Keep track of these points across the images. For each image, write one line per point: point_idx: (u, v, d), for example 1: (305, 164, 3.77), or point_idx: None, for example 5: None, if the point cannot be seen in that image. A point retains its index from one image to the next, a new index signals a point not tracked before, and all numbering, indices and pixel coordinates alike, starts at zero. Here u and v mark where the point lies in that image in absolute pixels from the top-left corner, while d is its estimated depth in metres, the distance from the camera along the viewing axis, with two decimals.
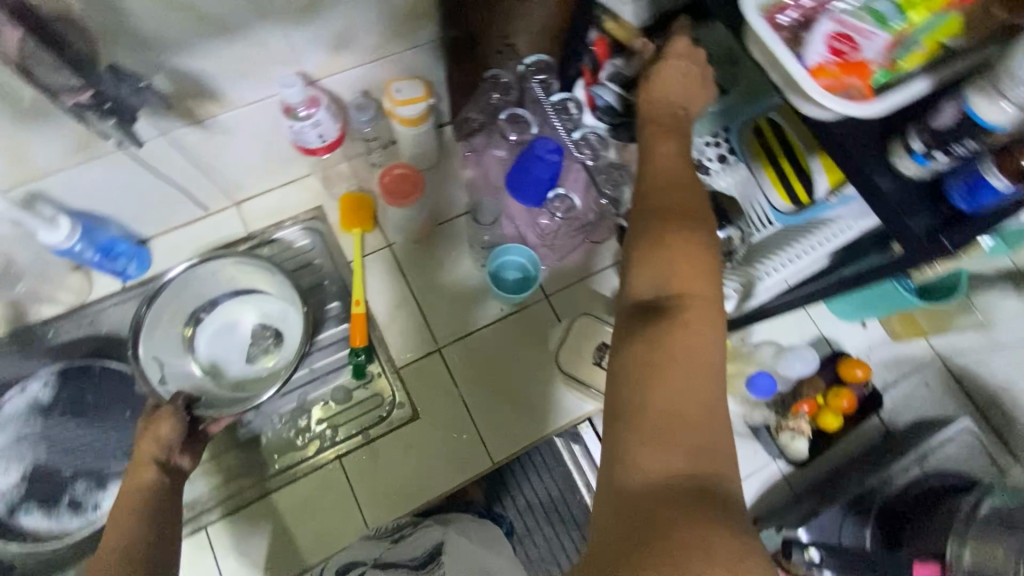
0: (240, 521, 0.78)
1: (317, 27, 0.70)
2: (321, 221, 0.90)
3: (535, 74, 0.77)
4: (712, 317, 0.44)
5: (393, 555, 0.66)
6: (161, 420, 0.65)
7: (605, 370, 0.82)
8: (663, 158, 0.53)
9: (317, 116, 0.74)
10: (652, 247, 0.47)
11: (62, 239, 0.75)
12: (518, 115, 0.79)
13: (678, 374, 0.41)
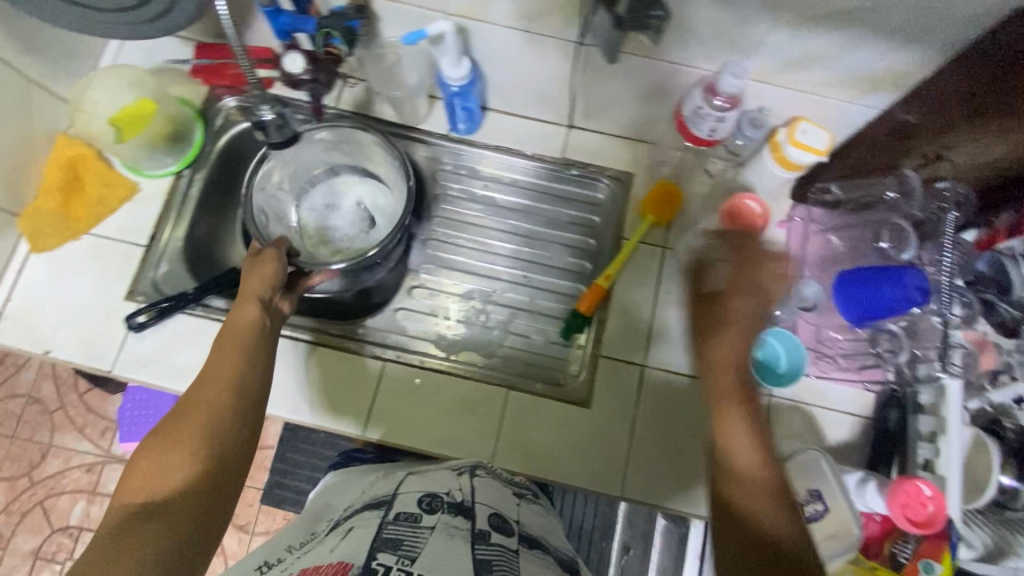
0: (389, 378, 0.81)
1: (820, 51, 0.62)
2: (626, 185, 0.87)
3: (937, 182, 0.68)
4: (734, 440, 0.53)
5: (422, 489, 0.62)
6: (267, 263, 0.67)
7: (804, 522, 0.66)
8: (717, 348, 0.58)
9: (729, 115, 0.66)
10: (719, 415, 0.55)
11: (453, 75, 0.75)
12: (903, 232, 0.70)
13: (753, 495, 0.50)
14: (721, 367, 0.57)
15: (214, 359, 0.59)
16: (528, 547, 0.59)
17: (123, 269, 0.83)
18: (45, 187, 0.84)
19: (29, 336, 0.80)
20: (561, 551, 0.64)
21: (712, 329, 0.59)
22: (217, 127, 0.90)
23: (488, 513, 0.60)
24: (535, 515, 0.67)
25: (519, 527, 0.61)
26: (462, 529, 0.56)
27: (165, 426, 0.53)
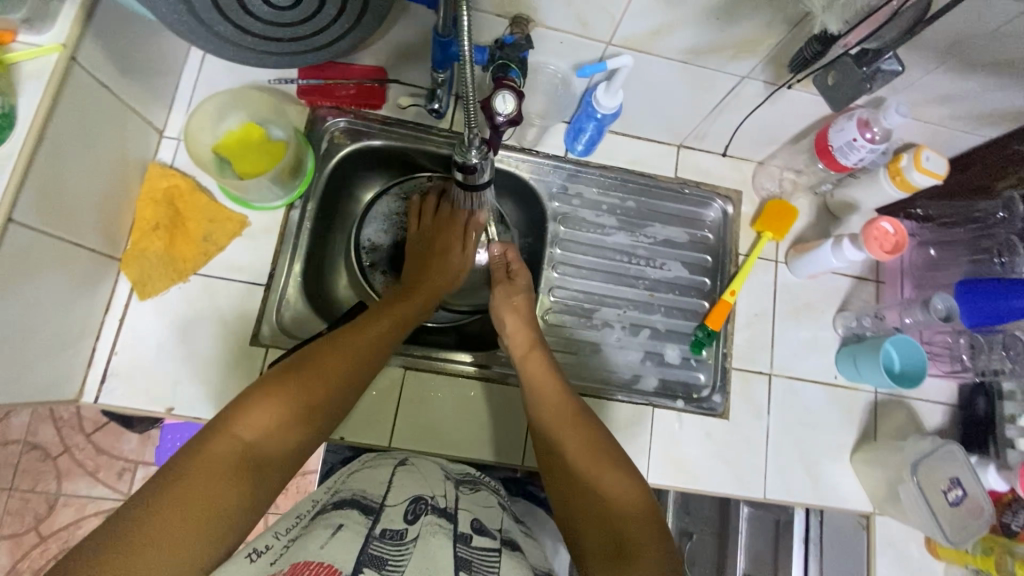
0: None
1: (965, 90, 0.69)
2: (735, 205, 0.92)
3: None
4: (649, 546, 0.59)
5: (413, 491, 0.59)
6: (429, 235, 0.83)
7: (950, 506, 0.76)
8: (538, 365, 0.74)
9: (877, 147, 0.72)
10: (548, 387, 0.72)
11: (610, 102, 0.75)
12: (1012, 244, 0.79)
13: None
14: (598, 463, 0.65)
15: (317, 357, 0.65)
16: (502, 546, 0.58)
17: (244, 310, 0.77)
18: (144, 225, 0.75)
19: (144, 390, 0.73)
20: (538, 565, 0.61)
21: (570, 445, 0.67)
22: (323, 150, 0.84)
23: (469, 519, 0.59)
24: (517, 533, 0.65)
25: (499, 534, 0.60)
26: (445, 527, 0.54)
27: (255, 394, 0.60)
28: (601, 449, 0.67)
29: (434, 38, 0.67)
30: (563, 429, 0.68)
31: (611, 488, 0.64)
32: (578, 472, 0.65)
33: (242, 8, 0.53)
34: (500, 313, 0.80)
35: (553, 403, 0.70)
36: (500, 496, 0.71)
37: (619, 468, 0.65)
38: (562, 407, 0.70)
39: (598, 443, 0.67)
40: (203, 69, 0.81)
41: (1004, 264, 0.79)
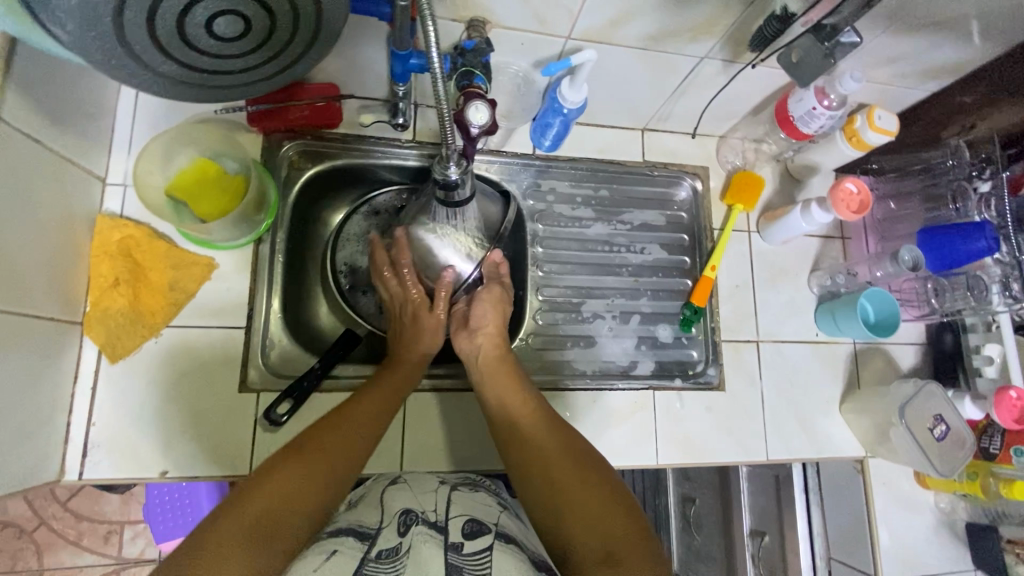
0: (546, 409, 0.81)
1: (909, 48, 0.72)
2: (704, 181, 0.93)
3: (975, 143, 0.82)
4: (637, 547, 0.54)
5: (402, 508, 0.57)
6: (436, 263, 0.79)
7: (936, 441, 0.81)
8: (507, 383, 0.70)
9: (835, 113, 0.75)
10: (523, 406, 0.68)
11: (576, 98, 0.75)
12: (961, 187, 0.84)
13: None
14: (578, 465, 0.61)
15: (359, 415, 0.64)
16: (498, 540, 0.54)
17: (227, 357, 0.73)
18: (102, 282, 0.70)
19: (132, 458, 0.68)
20: (539, 554, 0.57)
21: (546, 452, 0.63)
22: (284, 177, 0.80)
23: (461, 522, 0.56)
24: (516, 523, 0.62)
25: (494, 529, 0.56)
26: (436, 539, 0.52)
27: (305, 443, 0.58)
28: (580, 452, 0.63)
29: (391, 52, 0.65)
30: (539, 436, 0.65)
31: (595, 491, 0.59)
32: (552, 479, 0.60)
33: (185, 42, 0.48)
34: (479, 310, 0.76)
35: (528, 410, 0.67)
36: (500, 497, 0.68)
37: (600, 469, 0.61)
38: (535, 414, 0.67)
39: (576, 447, 0.64)
40: (139, 105, 0.75)
41: (958, 210, 0.84)
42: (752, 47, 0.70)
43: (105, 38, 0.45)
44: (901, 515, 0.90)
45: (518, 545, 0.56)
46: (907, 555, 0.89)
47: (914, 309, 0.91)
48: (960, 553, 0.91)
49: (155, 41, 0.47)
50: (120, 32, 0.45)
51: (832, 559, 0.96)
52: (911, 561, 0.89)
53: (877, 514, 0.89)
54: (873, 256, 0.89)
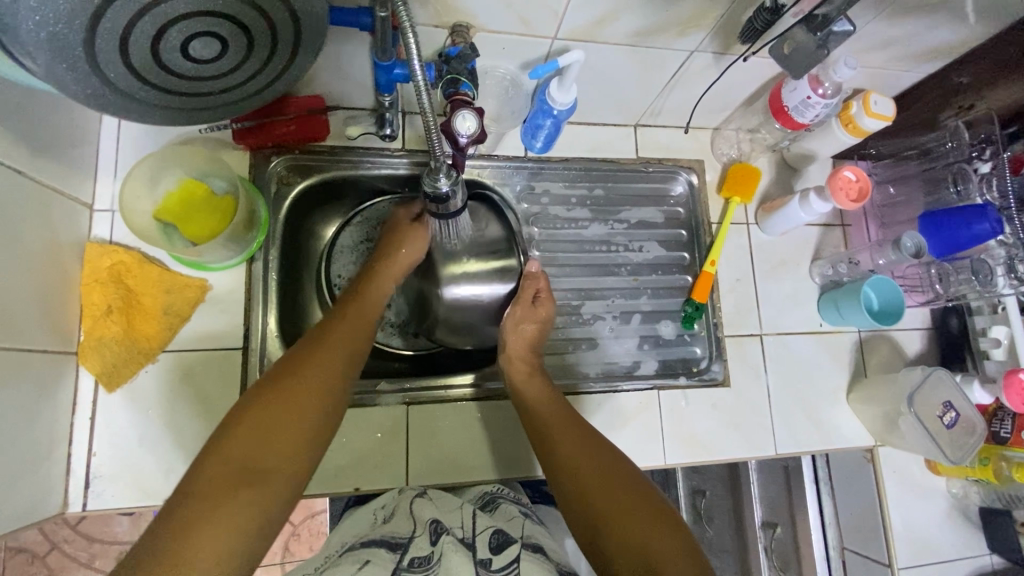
0: None
1: (902, 31, 0.70)
2: (700, 175, 0.92)
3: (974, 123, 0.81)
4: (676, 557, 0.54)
5: (430, 517, 0.58)
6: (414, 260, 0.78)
7: (946, 428, 0.80)
8: (540, 399, 0.70)
9: (833, 101, 0.73)
10: (559, 422, 0.68)
11: (565, 99, 0.73)
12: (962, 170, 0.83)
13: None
14: (615, 478, 0.62)
15: (329, 349, 0.63)
16: (524, 552, 0.56)
17: (225, 380, 0.72)
18: (95, 310, 0.69)
19: (135, 488, 0.68)
20: (563, 564, 0.58)
21: (587, 466, 0.63)
22: (274, 193, 0.79)
23: (487, 536, 0.57)
24: (540, 533, 0.63)
25: (519, 540, 0.58)
26: (464, 551, 0.53)
27: (274, 383, 0.58)
28: (616, 465, 0.63)
29: (374, 63, 0.64)
30: (578, 449, 0.65)
31: (635, 507, 0.59)
32: (590, 495, 0.61)
33: (162, 68, 0.47)
34: (508, 333, 0.77)
35: (564, 422, 0.68)
36: (524, 509, 0.69)
37: (636, 480, 0.62)
38: (574, 428, 0.67)
39: (614, 460, 0.64)
40: (123, 128, 0.74)
41: (959, 192, 0.83)
42: (741, 39, 0.69)
43: (78, 69, 0.44)
44: (911, 502, 0.90)
45: (545, 554, 0.58)
46: (921, 541, 0.88)
47: (918, 296, 0.90)
48: (974, 536, 0.90)
49: (130, 67, 0.46)
50: (93, 62, 0.44)
51: (846, 549, 0.96)
52: (925, 549, 0.88)
53: (889, 503, 0.89)
54: (875, 244, 0.87)
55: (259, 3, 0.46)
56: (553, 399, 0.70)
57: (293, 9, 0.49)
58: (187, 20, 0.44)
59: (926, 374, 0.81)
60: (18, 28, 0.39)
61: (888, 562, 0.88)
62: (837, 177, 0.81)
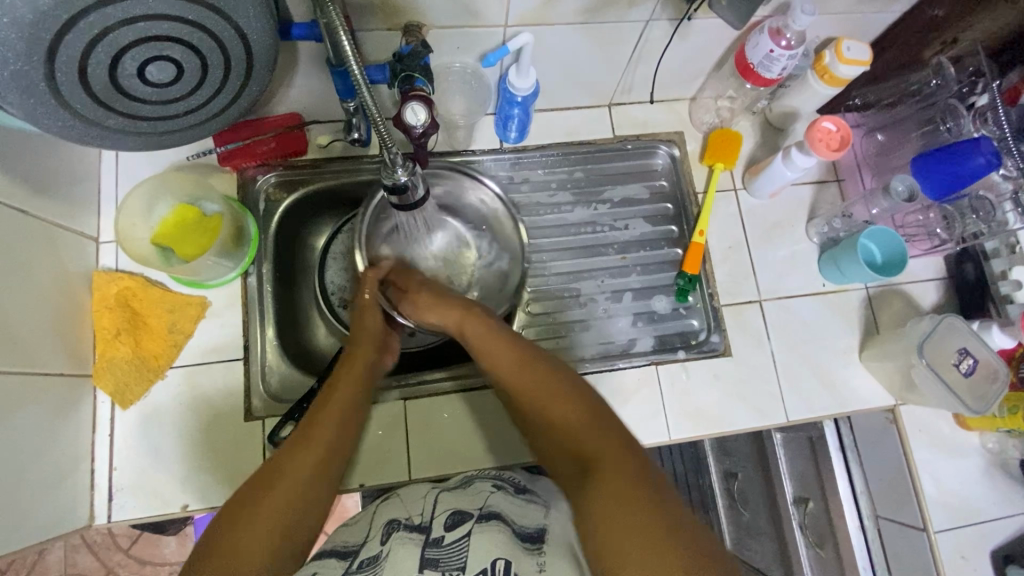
0: None
1: None
2: (681, 145, 0.91)
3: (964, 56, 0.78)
4: (617, 460, 0.54)
5: (386, 521, 0.59)
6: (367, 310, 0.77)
7: (964, 376, 0.76)
8: (482, 332, 0.71)
9: (799, 51, 0.72)
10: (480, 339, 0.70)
11: (528, 84, 0.75)
12: (955, 106, 0.81)
13: (618, 501, 0.49)
14: (556, 394, 0.62)
15: (333, 402, 0.66)
16: (479, 524, 0.54)
17: (228, 390, 0.76)
18: (105, 334, 0.73)
19: (154, 497, 0.72)
20: (528, 526, 0.56)
21: (534, 384, 0.64)
22: (263, 210, 0.83)
23: (443, 518, 0.56)
24: (510, 499, 0.60)
25: (476, 513, 0.56)
26: (415, 539, 0.53)
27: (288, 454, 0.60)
28: (558, 379, 0.63)
29: (330, 70, 0.67)
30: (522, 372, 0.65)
31: (580, 424, 0.59)
32: (545, 412, 0.62)
33: (123, 93, 0.51)
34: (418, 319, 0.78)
35: (507, 354, 0.67)
36: (502, 478, 0.67)
37: (577, 397, 0.61)
38: (510, 355, 0.67)
39: (552, 376, 0.64)
40: (120, 164, 0.79)
41: (951, 129, 0.81)
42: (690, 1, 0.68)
43: (45, 102, 0.48)
44: (942, 460, 0.85)
45: (505, 519, 0.56)
46: (959, 501, 0.83)
47: (923, 243, 0.86)
48: (1017, 490, 0.85)
49: (94, 96, 0.50)
50: (58, 95, 0.48)
51: (879, 517, 0.90)
52: (963, 509, 0.83)
53: (918, 464, 0.84)
54: (866, 194, 0.86)
55: (203, 25, 0.50)
56: (490, 333, 0.70)
57: (239, 28, 0.52)
58: (136, 46, 0.48)
59: (936, 324, 0.77)
60: None
61: (924, 526, 0.83)
62: (818, 128, 0.78)
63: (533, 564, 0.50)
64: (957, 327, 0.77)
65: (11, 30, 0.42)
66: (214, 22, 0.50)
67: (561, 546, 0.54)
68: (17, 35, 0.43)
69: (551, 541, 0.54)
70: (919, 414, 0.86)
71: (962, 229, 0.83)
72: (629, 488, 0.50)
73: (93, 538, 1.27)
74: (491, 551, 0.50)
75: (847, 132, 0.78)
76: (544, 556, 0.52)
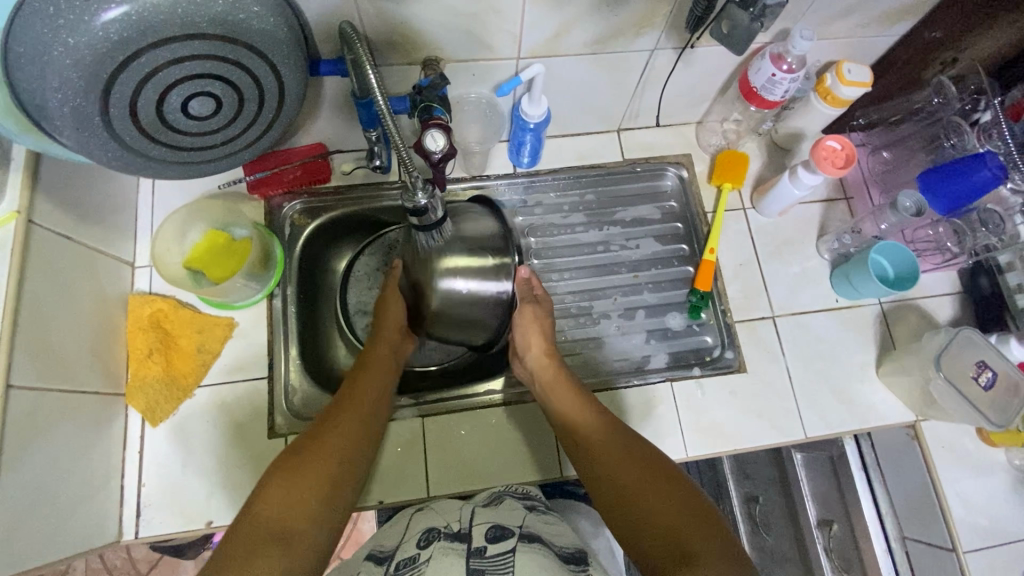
0: None
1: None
2: (690, 166, 0.93)
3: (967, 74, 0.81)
4: (705, 534, 0.54)
5: (423, 527, 0.63)
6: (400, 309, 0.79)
7: (985, 389, 0.76)
8: (562, 395, 0.72)
9: (801, 73, 0.75)
10: (556, 386, 0.73)
11: (539, 113, 0.79)
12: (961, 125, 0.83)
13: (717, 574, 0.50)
14: (657, 475, 0.61)
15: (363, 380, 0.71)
16: (521, 543, 0.55)
17: (253, 408, 0.78)
18: (138, 355, 0.76)
19: (179, 513, 0.73)
20: (565, 547, 0.59)
21: (619, 462, 0.64)
22: (288, 235, 0.86)
23: (483, 530, 0.59)
24: (543, 520, 0.63)
25: (518, 530, 0.58)
26: (457, 548, 0.56)
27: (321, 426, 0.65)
28: (639, 454, 0.64)
29: (355, 102, 0.71)
30: (634, 473, 0.62)
31: (662, 484, 0.60)
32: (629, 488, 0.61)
33: (168, 126, 0.55)
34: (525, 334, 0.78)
35: (622, 455, 0.64)
36: (532, 496, 0.69)
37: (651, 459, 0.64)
38: (625, 450, 0.65)
39: (650, 459, 0.64)
40: (157, 193, 0.84)
41: (954, 145, 0.84)
42: (694, 30, 0.72)
43: (97, 135, 0.53)
44: (967, 476, 0.83)
45: (543, 542, 0.57)
46: (987, 519, 0.82)
47: (934, 258, 0.88)
48: None
49: (141, 129, 0.54)
50: (109, 128, 0.53)
51: (907, 538, 0.87)
52: (991, 529, 0.81)
53: (943, 482, 0.82)
54: (874, 210, 0.88)
55: (243, 64, 0.54)
56: (597, 416, 0.69)
57: (273, 64, 0.56)
58: (182, 84, 0.52)
59: (955, 337, 0.77)
60: (47, 104, 0.49)
61: (952, 546, 0.81)
62: (823, 147, 0.80)
63: None
64: (973, 341, 0.78)
65: (71, 70, 0.47)
66: (251, 61, 0.54)
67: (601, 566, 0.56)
68: (77, 74, 0.48)
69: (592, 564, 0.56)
70: (941, 429, 0.85)
71: (973, 241, 0.83)
72: None
73: (113, 561, 1.21)
74: (541, 570, 0.51)
75: (854, 149, 0.79)
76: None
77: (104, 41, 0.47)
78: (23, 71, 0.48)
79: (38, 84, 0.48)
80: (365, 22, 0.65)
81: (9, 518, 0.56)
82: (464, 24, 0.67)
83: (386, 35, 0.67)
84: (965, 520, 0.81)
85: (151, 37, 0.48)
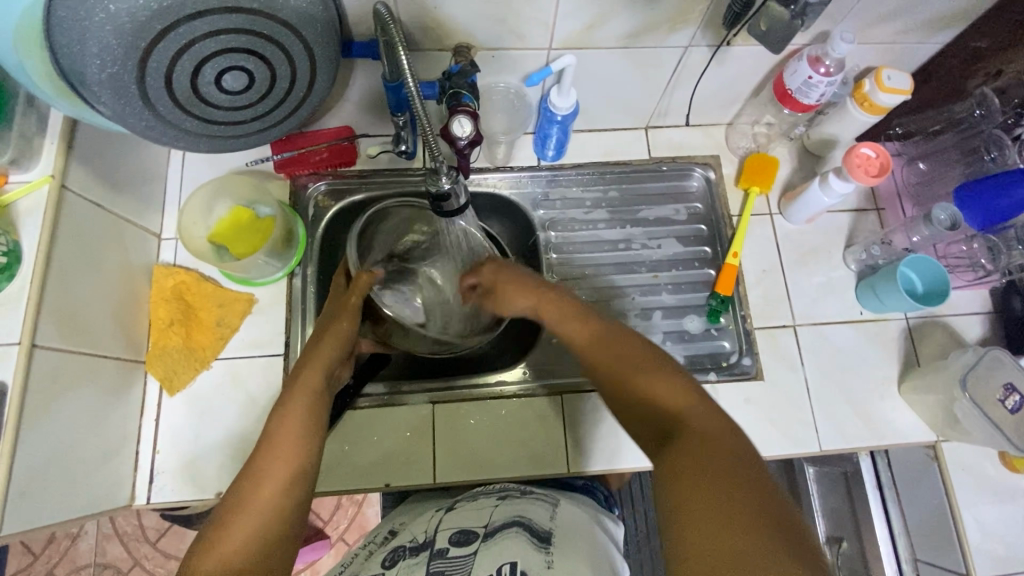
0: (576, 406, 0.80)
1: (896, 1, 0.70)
2: (717, 168, 0.92)
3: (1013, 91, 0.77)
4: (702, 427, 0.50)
5: (393, 545, 0.64)
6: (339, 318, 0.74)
7: (1012, 414, 0.74)
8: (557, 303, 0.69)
9: (839, 77, 0.73)
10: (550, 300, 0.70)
11: (568, 106, 0.79)
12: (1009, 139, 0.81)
13: (719, 479, 0.45)
14: (649, 367, 0.57)
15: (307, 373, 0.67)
16: (484, 543, 0.58)
17: (266, 382, 0.79)
18: (160, 324, 0.78)
19: (191, 482, 0.75)
20: (543, 526, 0.60)
21: (612, 354, 0.60)
22: (311, 216, 0.87)
23: (448, 534, 0.61)
24: (518, 507, 0.65)
25: (482, 531, 0.60)
26: (419, 558, 0.58)
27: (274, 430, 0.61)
28: (632, 354, 0.59)
29: (384, 85, 0.72)
30: (601, 348, 0.61)
31: (658, 381, 0.56)
32: (632, 382, 0.57)
33: (201, 99, 0.56)
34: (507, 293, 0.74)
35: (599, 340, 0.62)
36: (507, 491, 0.71)
37: (666, 368, 0.57)
38: (596, 331, 0.63)
39: (637, 348, 0.60)
40: (186, 166, 0.86)
41: (995, 159, 0.82)
42: (730, 27, 0.71)
43: (132, 103, 0.54)
44: (987, 501, 0.81)
45: (512, 529, 0.59)
46: (1006, 547, 0.79)
47: (966, 275, 0.85)
48: None
49: (175, 100, 0.55)
50: (144, 97, 0.53)
51: (918, 561, 0.86)
52: (1008, 556, 0.79)
53: (961, 507, 0.80)
54: (907, 222, 0.86)
55: (278, 41, 0.55)
56: (580, 312, 0.67)
57: (306, 42, 0.57)
58: (217, 57, 0.53)
59: (983, 359, 0.75)
60: (85, 70, 0.50)
61: (966, 572, 0.78)
62: (857, 154, 0.78)
63: (544, 560, 0.52)
64: (1003, 362, 0.75)
65: (111, 37, 0.48)
66: (285, 36, 0.55)
67: (572, 548, 0.56)
68: (116, 41, 0.49)
69: (560, 541, 0.57)
70: (962, 451, 0.82)
71: (1008, 260, 0.81)
72: (723, 478, 0.45)
73: (125, 527, 1.23)
74: (502, 557, 0.53)
75: (888, 157, 0.77)
76: (553, 554, 0.54)
77: (144, 9, 0.47)
78: (64, 36, 0.49)
79: (78, 49, 0.49)
80: (398, 5, 0.65)
81: (27, 472, 0.58)
82: (497, 10, 0.67)
83: (419, 19, 0.67)
84: (982, 546, 0.79)
85: (188, 9, 0.49)
